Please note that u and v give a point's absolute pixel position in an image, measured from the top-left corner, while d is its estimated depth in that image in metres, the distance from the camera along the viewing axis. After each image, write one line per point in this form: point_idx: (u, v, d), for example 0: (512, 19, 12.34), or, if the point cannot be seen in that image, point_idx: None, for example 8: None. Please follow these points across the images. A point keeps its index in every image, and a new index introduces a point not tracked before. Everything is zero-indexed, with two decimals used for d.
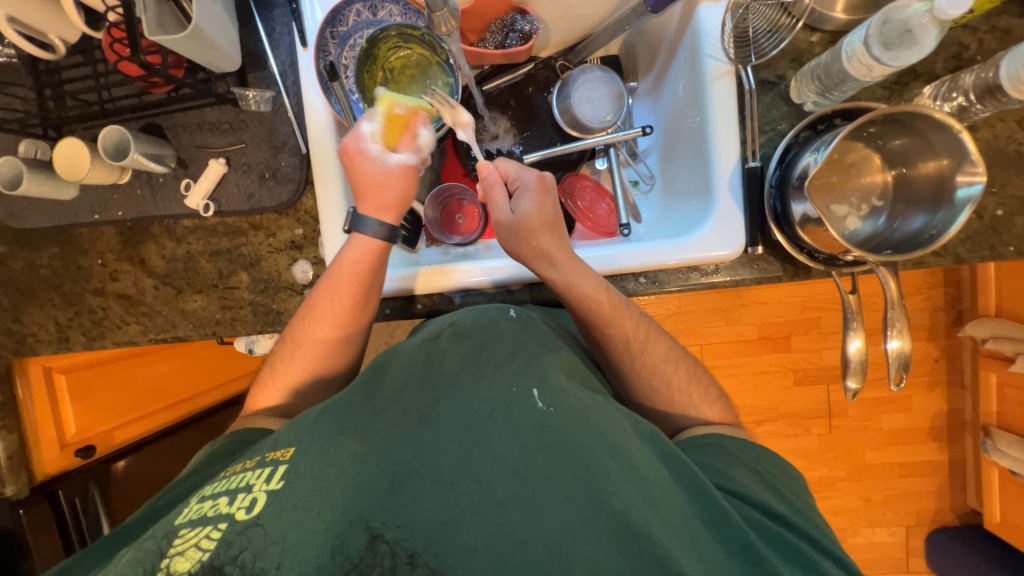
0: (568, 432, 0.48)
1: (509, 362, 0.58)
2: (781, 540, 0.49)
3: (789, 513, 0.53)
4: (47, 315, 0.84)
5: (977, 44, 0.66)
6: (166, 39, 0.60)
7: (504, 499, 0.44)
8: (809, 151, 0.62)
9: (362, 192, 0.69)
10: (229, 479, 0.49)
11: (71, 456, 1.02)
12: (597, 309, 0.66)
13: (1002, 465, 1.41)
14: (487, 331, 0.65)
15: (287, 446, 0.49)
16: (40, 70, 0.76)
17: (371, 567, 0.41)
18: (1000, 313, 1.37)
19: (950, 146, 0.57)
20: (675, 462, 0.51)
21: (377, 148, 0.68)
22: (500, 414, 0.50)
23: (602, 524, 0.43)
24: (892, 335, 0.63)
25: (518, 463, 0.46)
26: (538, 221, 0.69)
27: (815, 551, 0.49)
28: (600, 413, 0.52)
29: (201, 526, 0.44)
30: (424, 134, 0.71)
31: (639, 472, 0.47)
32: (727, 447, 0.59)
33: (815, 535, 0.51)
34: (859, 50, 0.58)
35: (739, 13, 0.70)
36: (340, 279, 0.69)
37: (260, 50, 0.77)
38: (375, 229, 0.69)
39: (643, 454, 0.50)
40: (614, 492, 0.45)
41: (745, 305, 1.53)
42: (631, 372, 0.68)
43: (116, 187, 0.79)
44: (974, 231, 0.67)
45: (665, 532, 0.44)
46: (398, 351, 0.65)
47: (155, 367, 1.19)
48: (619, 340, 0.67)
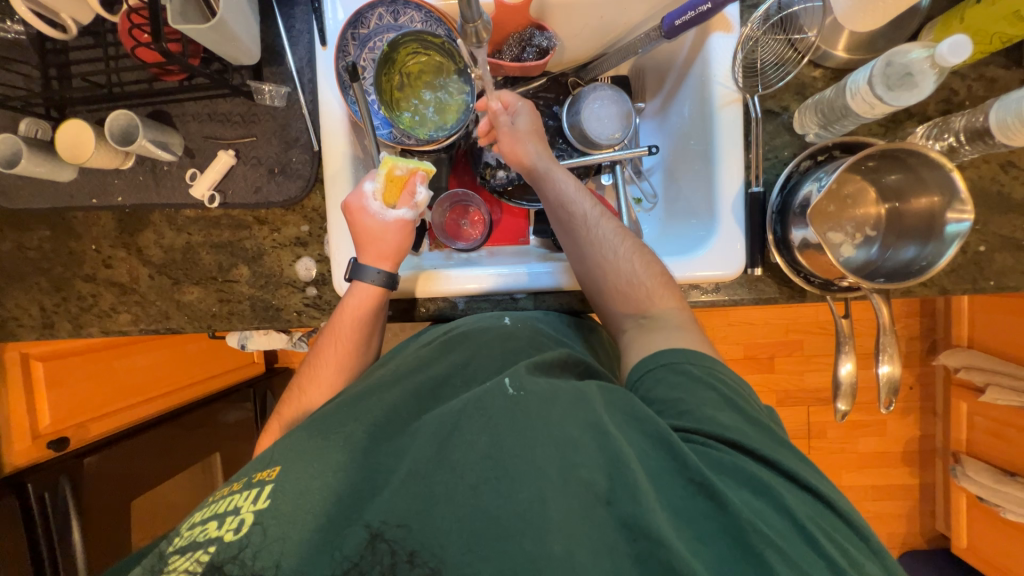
0: (536, 415, 0.48)
1: (494, 373, 0.59)
2: (744, 474, 0.46)
3: (760, 442, 0.49)
4: (33, 300, 0.81)
5: (966, 90, 0.71)
6: (190, 28, 0.60)
7: (478, 482, 0.44)
8: (810, 180, 0.66)
9: (361, 243, 0.70)
10: (218, 502, 0.49)
11: (43, 448, 0.98)
12: (563, 190, 0.71)
13: (969, 491, 1.47)
14: (472, 337, 0.66)
15: (274, 466, 0.50)
16: (46, 49, 0.75)
17: (371, 566, 0.41)
18: (973, 344, 1.43)
19: (942, 184, 0.60)
20: (635, 415, 0.49)
21: (379, 208, 0.70)
22: (472, 407, 0.50)
23: (571, 492, 0.43)
24: (883, 360, 0.66)
25: (490, 447, 0.46)
26: (527, 125, 0.76)
27: (782, 482, 0.46)
28: (567, 391, 0.51)
29: (193, 550, 0.45)
30: (422, 194, 0.73)
31: (602, 431, 0.47)
32: (684, 365, 0.55)
33: (788, 463, 0.48)
34: (863, 88, 0.61)
35: (748, 46, 0.73)
36: (340, 325, 0.69)
37: (278, 45, 0.77)
38: (376, 277, 0.69)
39: (603, 412, 0.49)
40: (580, 463, 0.45)
41: (733, 325, 1.57)
42: (586, 247, 0.68)
43: (117, 172, 0.77)
44: (958, 265, 0.71)
45: (628, 488, 0.43)
46: (388, 361, 0.66)
47: (134, 360, 1.16)
48: (578, 217, 0.69)
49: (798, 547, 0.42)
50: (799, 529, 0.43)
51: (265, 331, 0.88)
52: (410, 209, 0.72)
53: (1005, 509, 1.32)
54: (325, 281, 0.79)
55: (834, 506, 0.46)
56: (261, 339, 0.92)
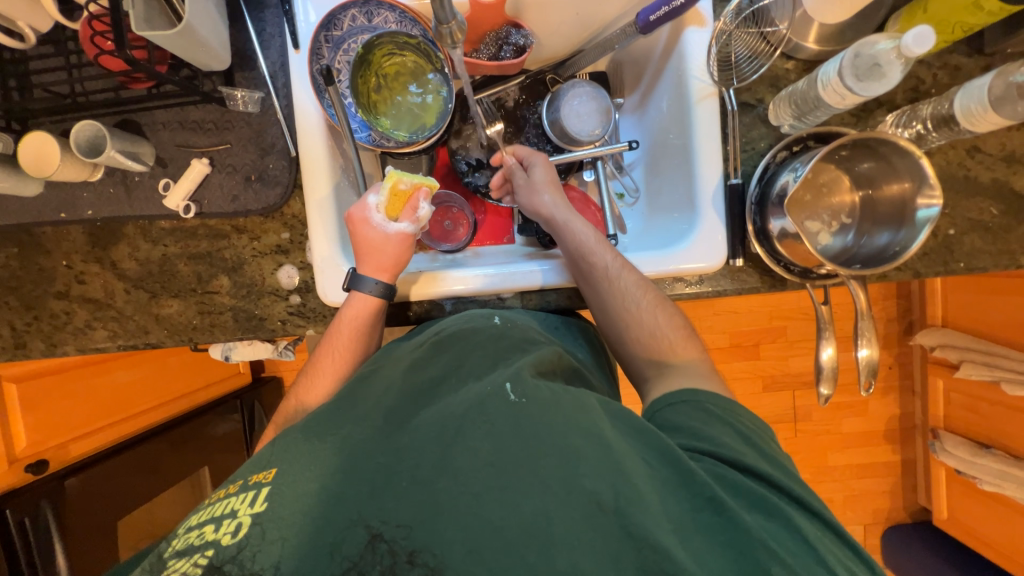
0: (541, 422, 0.48)
1: (489, 365, 0.57)
2: (752, 492, 0.47)
3: (769, 468, 0.50)
4: (2, 320, 0.78)
5: (932, 78, 0.73)
6: (155, 35, 0.58)
7: (481, 490, 0.44)
8: (787, 169, 0.67)
9: (361, 254, 0.70)
10: (214, 503, 0.48)
11: (21, 472, 0.95)
12: (583, 240, 0.70)
13: (947, 465, 1.52)
14: (465, 337, 0.64)
15: (269, 467, 0.49)
16: (3, 59, 0.72)
17: (371, 566, 0.42)
18: (947, 323, 1.48)
19: (912, 171, 0.62)
20: (645, 433, 0.50)
21: (380, 220, 0.70)
22: (475, 413, 0.49)
23: (576, 503, 0.43)
24: (862, 344, 0.68)
25: (494, 455, 0.45)
26: (544, 178, 0.76)
27: (788, 503, 0.47)
28: (574, 403, 0.51)
29: (191, 553, 0.44)
30: (425, 209, 0.72)
31: (612, 447, 0.47)
32: (704, 402, 0.56)
33: (788, 484, 0.49)
34: (834, 80, 0.62)
35: (722, 40, 0.74)
36: (337, 336, 0.69)
37: (250, 50, 0.75)
38: (374, 288, 0.69)
39: (613, 430, 0.49)
40: (586, 474, 0.44)
41: (717, 314, 1.60)
42: (609, 300, 0.68)
43: (86, 184, 0.75)
44: (930, 248, 0.73)
45: (636, 502, 0.43)
46: (383, 359, 0.64)
47: (116, 376, 1.13)
48: (599, 269, 0.69)
49: (806, 565, 0.43)
50: (809, 548, 0.44)
51: (248, 342, 0.86)
52: (412, 223, 0.71)
53: (981, 480, 1.38)
54: (309, 289, 0.78)
55: (837, 527, 0.48)
56: (246, 350, 0.90)
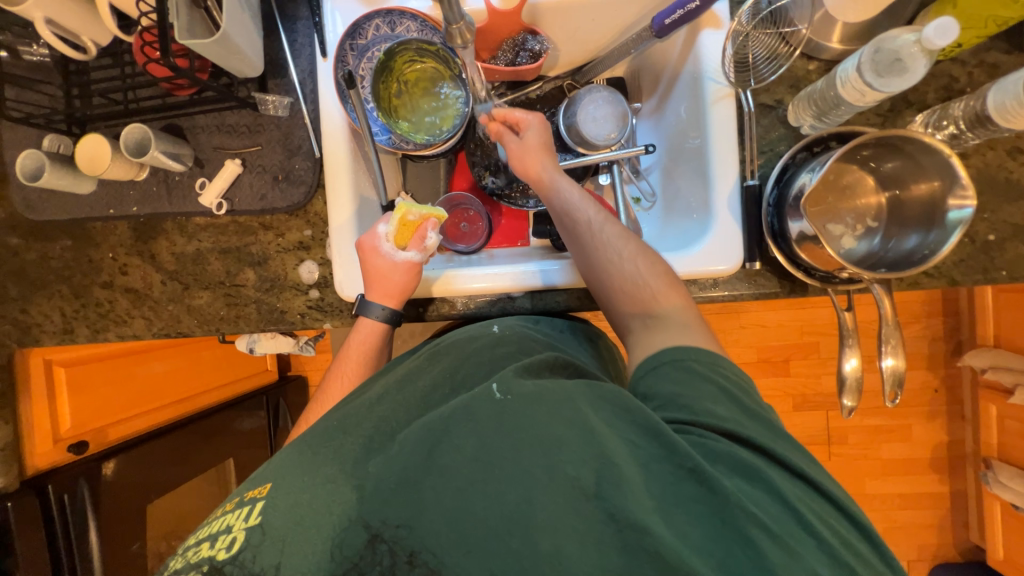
0: (525, 415, 0.46)
1: (481, 377, 0.58)
2: (734, 459, 0.45)
3: (753, 430, 0.48)
4: (54, 306, 0.85)
5: (967, 77, 0.70)
6: (195, 43, 0.64)
7: (467, 484, 0.44)
8: (806, 170, 0.65)
9: (369, 281, 0.72)
10: (212, 522, 0.50)
11: (64, 450, 1.01)
12: (566, 197, 0.69)
13: (1003, 499, 1.39)
14: (463, 346, 0.65)
15: (263, 483, 0.50)
16: (69, 70, 0.80)
17: (371, 565, 0.43)
18: (999, 342, 1.37)
19: (941, 169, 0.59)
20: (622, 406, 0.48)
21: (390, 249, 0.72)
22: (460, 411, 0.48)
23: (558, 490, 0.42)
24: (886, 353, 0.64)
25: (479, 450, 0.45)
26: (534, 132, 0.75)
27: (771, 465, 0.45)
28: (551, 388, 0.49)
29: (186, 570, 0.45)
30: (433, 238, 0.74)
31: (588, 427, 0.45)
32: (686, 361, 0.52)
33: (783, 453, 0.46)
34: (852, 76, 0.61)
35: (738, 41, 0.73)
36: (352, 351, 0.72)
37: (282, 58, 0.80)
38: (381, 312, 0.72)
39: (588, 406, 0.47)
40: (566, 459, 0.43)
41: (744, 327, 1.54)
42: (595, 256, 0.65)
43: (133, 183, 0.81)
44: (967, 255, 0.69)
45: (615, 481, 0.42)
46: (384, 375, 0.67)
47: (152, 367, 1.20)
48: (582, 223, 0.67)
49: (793, 535, 0.41)
50: (791, 512, 0.42)
51: (271, 334, 0.90)
52: (419, 252, 0.73)
53: None
54: (327, 283, 0.81)
55: (830, 494, 0.46)
56: (269, 343, 0.94)
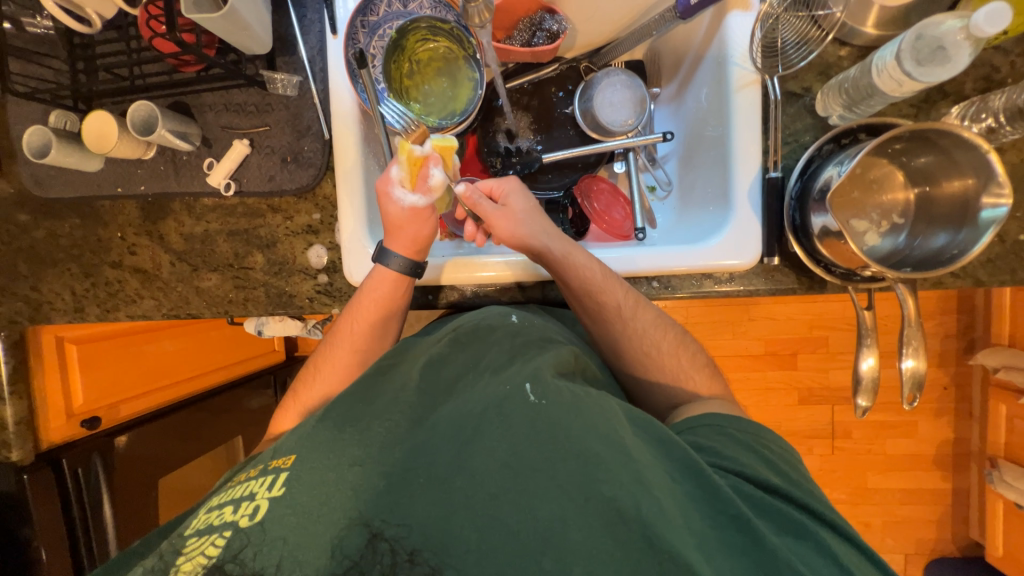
0: (561, 424, 0.47)
1: (505, 360, 0.58)
2: (774, 510, 0.47)
3: (784, 483, 0.51)
4: (64, 285, 0.85)
5: (1009, 67, 0.66)
6: (202, 17, 0.62)
7: (498, 491, 0.44)
8: (832, 163, 0.62)
9: (390, 231, 0.71)
10: (234, 487, 0.51)
11: (76, 426, 1.02)
12: (588, 278, 0.67)
13: (1006, 498, 1.39)
14: (484, 335, 0.64)
15: (288, 454, 0.51)
16: (74, 44, 0.78)
17: (370, 566, 0.42)
18: (1014, 341, 1.34)
19: (977, 166, 0.56)
20: (663, 441, 0.49)
21: (400, 194, 0.70)
22: (493, 413, 0.49)
23: (595, 511, 0.42)
24: (907, 354, 0.63)
25: (511, 456, 0.45)
26: (527, 209, 0.72)
27: (806, 517, 0.48)
28: (592, 403, 0.50)
29: (208, 534, 0.46)
30: (438, 176, 0.69)
31: (630, 455, 0.45)
32: (724, 426, 0.57)
33: (819, 507, 0.49)
34: (890, 64, 0.58)
35: (768, 24, 0.69)
36: (362, 306, 0.72)
37: (290, 34, 0.78)
38: (397, 264, 0.70)
39: (630, 434, 0.48)
40: (605, 480, 0.43)
41: (753, 319, 1.52)
42: (622, 340, 0.68)
43: (140, 162, 0.80)
44: (995, 255, 0.67)
45: (659, 514, 0.42)
46: (405, 354, 0.64)
47: (160, 346, 1.19)
48: (611, 307, 0.67)
49: None
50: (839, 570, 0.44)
51: (279, 318, 0.90)
52: (426, 195, 0.70)
53: None
54: (336, 268, 0.80)
55: (865, 549, 0.48)
56: (277, 326, 0.94)
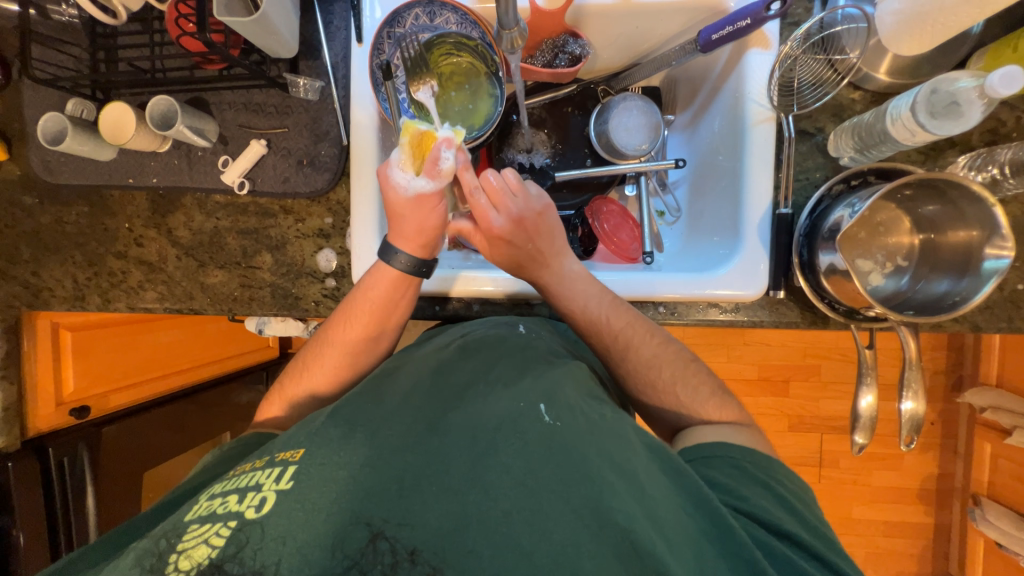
0: (574, 449, 0.49)
1: (517, 373, 0.59)
2: (788, 562, 0.48)
3: (800, 530, 0.51)
4: (67, 273, 0.84)
5: (1015, 121, 0.68)
6: (231, 21, 0.63)
7: (511, 509, 0.44)
8: (842, 205, 0.64)
9: (392, 223, 0.69)
10: (240, 476, 0.51)
11: (65, 414, 0.99)
12: (597, 311, 0.68)
13: (988, 536, 1.41)
14: (496, 344, 0.66)
15: (297, 447, 0.51)
16: (96, 33, 0.78)
17: (371, 565, 0.42)
18: (1001, 382, 1.36)
19: (981, 219, 0.58)
20: (681, 474, 0.51)
21: (402, 178, 0.66)
22: (508, 428, 0.50)
23: (610, 541, 0.44)
24: (907, 396, 0.64)
25: (526, 475, 0.47)
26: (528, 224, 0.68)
27: (817, 569, 0.48)
28: (607, 431, 0.52)
29: (212, 522, 0.45)
30: (447, 160, 0.65)
31: (642, 486, 0.48)
32: (713, 457, 0.58)
33: (833, 557, 0.50)
34: (904, 114, 0.61)
35: (786, 64, 0.72)
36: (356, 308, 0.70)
37: (316, 40, 0.79)
38: (401, 261, 0.69)
39: (643, 465, 0.50)
40: (617, 506, 0.45)
41: (748, 344, 1.54)
42: (641, 373, 0.67)
43: (154, 154, 0.80)
44: (994, 302, 0.69)
45: (669, 550, 0.44)
46: (411, 357, 0.66)
47: (158, 337, 1.17)
48: (625, 335, 0.67)
49: None
50: None
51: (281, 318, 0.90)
52: (432, 180, 0.66)
53: None
54: (344, 273, 0.80)
55: None
56: (278, 326, 0.94)
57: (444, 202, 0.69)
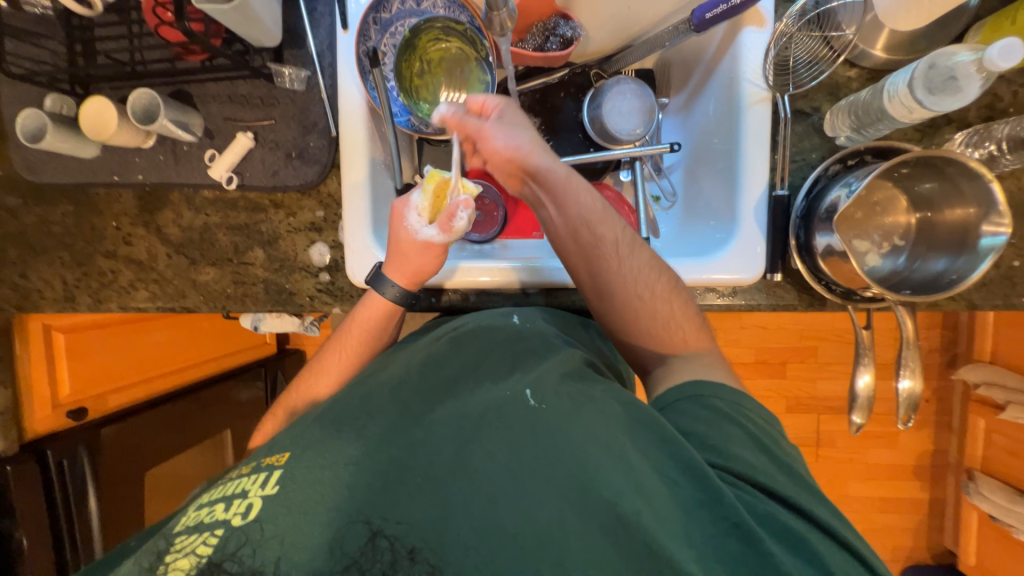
0: (558, 432, 0.48)
1: (506, 369, 0.58)
2: (784, 529, 0.45)
3: (796, 490, 0.48)
4: (55, 274, 0.83)
5: (1012, 96, 0.67)
6: (212, 8, 0.61)
7: (496, 494, 0.44)
8: (839, 185, 0.63)
9: (392, 256, 0.68)
10: (226, 485, 0.50)
11: (63, 417, 0.99)
12: (589, 209, 0.63)
13: (981, 509, 1.43)
14: (485, 337, 0.65)
15: (282, 452, 0.51)
16: (73, 25, 0.75)
17: (371, 563, 0.42)
18: (995, 358, 1.38)
19: (979, 196, 0.58)
20: (668, 441, 0.49)
21: (415, 223, 0.65)
22: (492, 416, 0.50)
23: (595, 515, 0.43)
24: (904, 374, 0.65)
25: (512, 461, 0.46)
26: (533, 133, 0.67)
27: (814, 533, 0.46)
28: (591, 408, 0.51)
29: (199, 532, 0.45)
30: (463, 220, 0.63)
31: (628, 460, 0.47)
32: (708, 398, 0.54)
33: (833, 522, 0.47)
34: (902, 91, 0.60)
35: (782, 42, 0.70)
36: (347, 333, 0.71)
37: (300, 28, 0.77)
38: (392, 293, 0.69)
39: (629, 438, 0.49)
40: (603, 482, 0.44)
41: (745, 327, 1.54)
42: (614, 276, 0.63)
43: (138, 150, 0.78)
44: (990, 280, 0.69)
45: (656, 522, 0.43)
46: (398, 353, 0.66)
47: (149, 336, 1.15)
48: (609, 243, 0.63)
49: None
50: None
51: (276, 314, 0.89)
52: (443, 233, 0.64)
53: (1017, 529, 1.32)
54: (338, 267, 0.79)
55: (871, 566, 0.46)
56: (274, 322, 0.93)
57: (448, 249, 0.69)
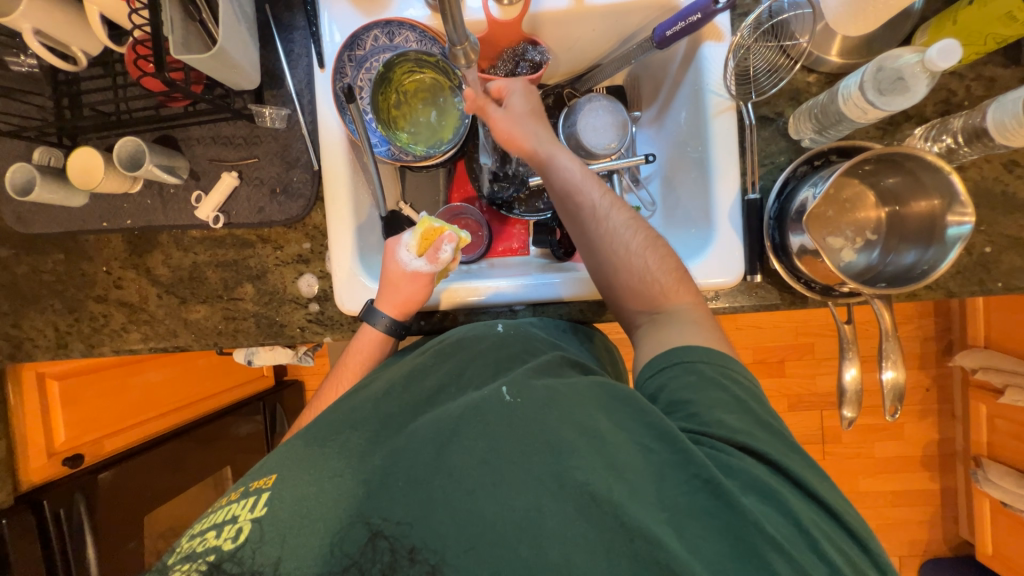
0: (533, 421, 0.48)
1: (489, 374, 0.59)
2: (767, 492, 0.45)
3: (780, 452, 0.48)
4: (47, 321, 0.83)
5: (965, 91, 0.70)
6: (192, 59, 0.64)
7: (475, 488, 0.44)
8: (808, 185, 0.65)
9: (382, 288, 0.72)
10: (215, 512, 0.50)
11: (59, 464, 0.99)
12: (569, 177, 0.67)
13: (992, 496, 1.42)
14: (468, 344, 0.64)
15: (269, 473, 0.51)
16: (59, 81, 0.78)
17: (371, 562, 0.43)
18: (989, 343, 1.39)
19: (941, 188, 0.60)
20: (648, 415, 0.49)
21: (406, 257, 0.71)
22: (469, 414, 0.49)
23: (569, 497, 0.43)
24: (887, 366, 0.65)
25: (489, 452, 0.46)
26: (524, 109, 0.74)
27: (796, 495, 0.46)
28: (565, 396, 0.51)
29: (190, 561, 0.45)
30: (449, 252, 0.71)
31: (603, 437, 0.47)
32: (697, 363, 0.54)
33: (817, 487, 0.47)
34: (854, 94, 0.62)
35: (740, 54, 0.74)
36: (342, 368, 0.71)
37: (278, 69, 0.79)
38: (382, 324, 0.71)
39: (605, 415, 0.49)
40: (576, 465, 0.45)
41: (740, 328, 1.55)
42: (596, 241, 0.65)
43: (126, 195, 0.80)
44: (964, 267, 0.70)
45: (630, 496, 0.44)
46: (386, 369, 0.67)
47: (146, 376, 1.16)
48: (586, 208, 0.66)
49: (804, 555, 0.42)
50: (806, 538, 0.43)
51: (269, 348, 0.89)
52: (431, 263, 0.70)
53: None
54: (327, 297, 0.80)
55: (855, 531, 0.46)
56: (266, 355, 0.94)
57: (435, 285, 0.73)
